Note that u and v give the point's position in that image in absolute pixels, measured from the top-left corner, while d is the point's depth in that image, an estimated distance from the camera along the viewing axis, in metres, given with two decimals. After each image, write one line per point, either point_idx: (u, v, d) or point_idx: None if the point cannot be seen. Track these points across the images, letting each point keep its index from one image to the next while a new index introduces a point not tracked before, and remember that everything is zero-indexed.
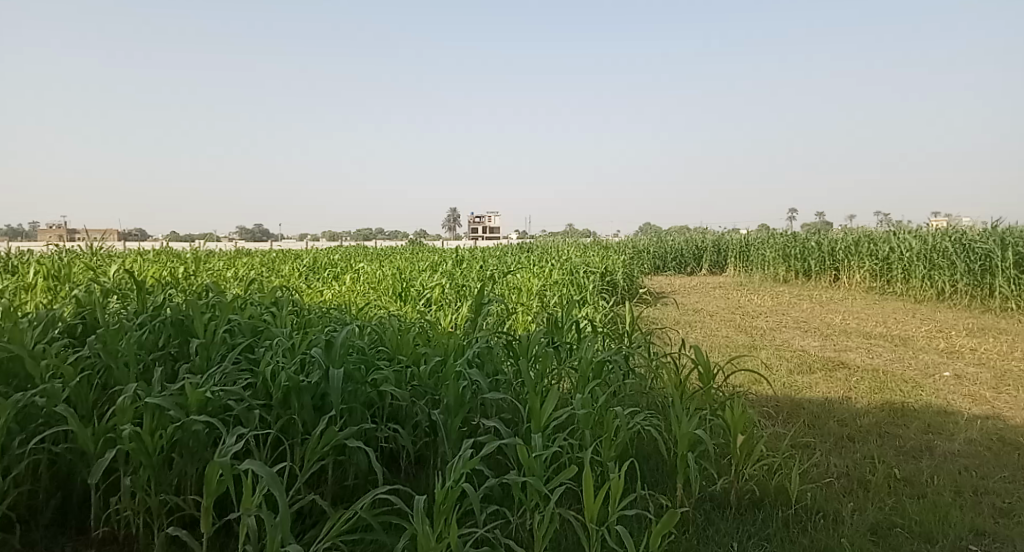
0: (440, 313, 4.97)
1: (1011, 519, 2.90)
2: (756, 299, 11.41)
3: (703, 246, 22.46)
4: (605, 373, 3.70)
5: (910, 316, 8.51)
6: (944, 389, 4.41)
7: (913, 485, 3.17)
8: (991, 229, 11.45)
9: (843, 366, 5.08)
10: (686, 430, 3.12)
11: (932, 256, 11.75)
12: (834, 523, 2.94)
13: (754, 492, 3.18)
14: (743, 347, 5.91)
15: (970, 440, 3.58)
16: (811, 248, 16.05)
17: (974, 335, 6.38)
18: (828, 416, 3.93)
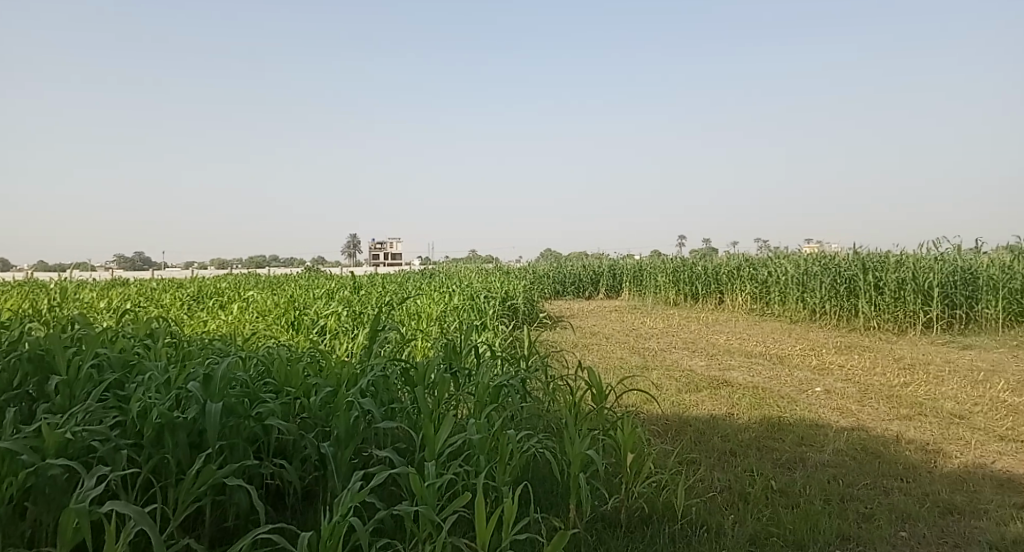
0: (335, 342, 4.83)
1: (872, 523, 3.14)
2: (650, 321, 11.83)
3: (600, 271, 23.12)
4: (503, 398, 3.71)
5: (785, 335, 9.15)
6: (815, 403, 4.73)
7: (788, 496, 3.38)
8: (851, 253, 12.58)
9: (726, 384, 5.34)
10: (578, 451, 3.22)
11: (804, 279, 12.66)
12: (717, 536, 3.11)
13: (644, 510, 3.30)
14: (636, 368, 6.10)
15: (838, 450, 3.83)
16: (699, 272, 16.88)
17: (842, 352, 6.90)
18: (712, 432, 4.11)
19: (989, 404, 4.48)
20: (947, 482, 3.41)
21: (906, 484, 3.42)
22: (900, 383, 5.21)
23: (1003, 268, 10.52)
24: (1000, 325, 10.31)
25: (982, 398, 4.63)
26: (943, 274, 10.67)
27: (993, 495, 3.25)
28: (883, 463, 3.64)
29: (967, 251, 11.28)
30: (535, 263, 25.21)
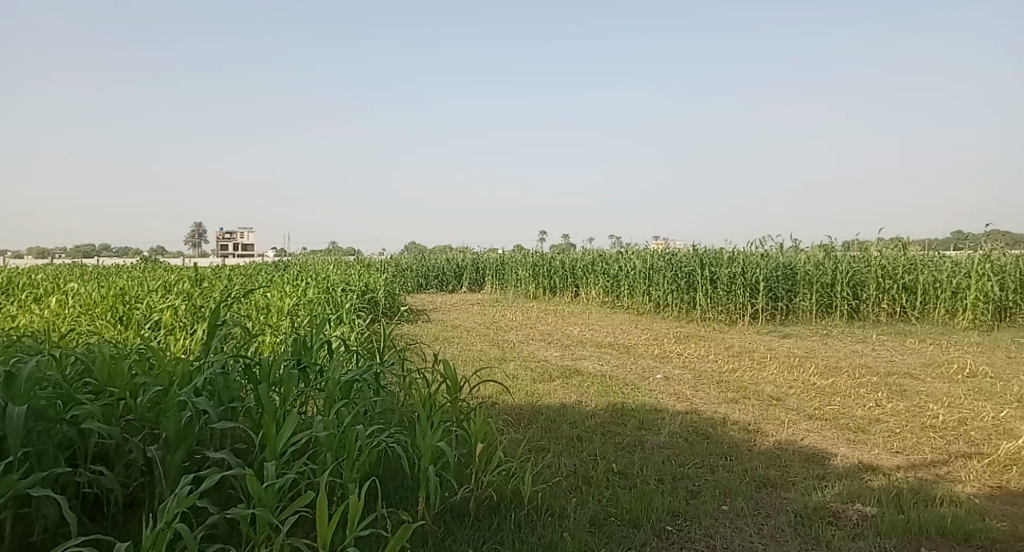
0: (170, 338, 4.50)
1: (698, 499, 3.41)
2: (509, 314, 12.09)
3: (463, 265, 23.22)
4: (355, 392, 3.60)
5: (632, 326, 9.70)
6: (656, 389, 5.06)
7: (627, 477, 3.59)
8: (692, 249, 13.51)
9: (577, 373, 5.59)
10: (429, 444, 3.21)
11: (650, 274, 13.49)
12: (560, 519, 3.25)
13: (492, 498, 3.38)
14: (491, 360, 6.22)
15: (673, 433, 4.12)
16: (556, 267, 17.42)
17: (681, 341, 7.45)
18: (561, 419, 4.28)
19: (801, 386, 5.01)
20: (763, 458, 3.76)
21: (730, 462, 3.73)
22: (728, 369, 5.71)
23: (815, 264, 11.78)
24: (812, 316, 11.54)
25: (796, 381, 5.17)
26: (768, 270, 11.76)
27: (800, 467, 3.62)
28: (711, 443, 3.97)
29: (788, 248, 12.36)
30: (398, 255, 24.78)
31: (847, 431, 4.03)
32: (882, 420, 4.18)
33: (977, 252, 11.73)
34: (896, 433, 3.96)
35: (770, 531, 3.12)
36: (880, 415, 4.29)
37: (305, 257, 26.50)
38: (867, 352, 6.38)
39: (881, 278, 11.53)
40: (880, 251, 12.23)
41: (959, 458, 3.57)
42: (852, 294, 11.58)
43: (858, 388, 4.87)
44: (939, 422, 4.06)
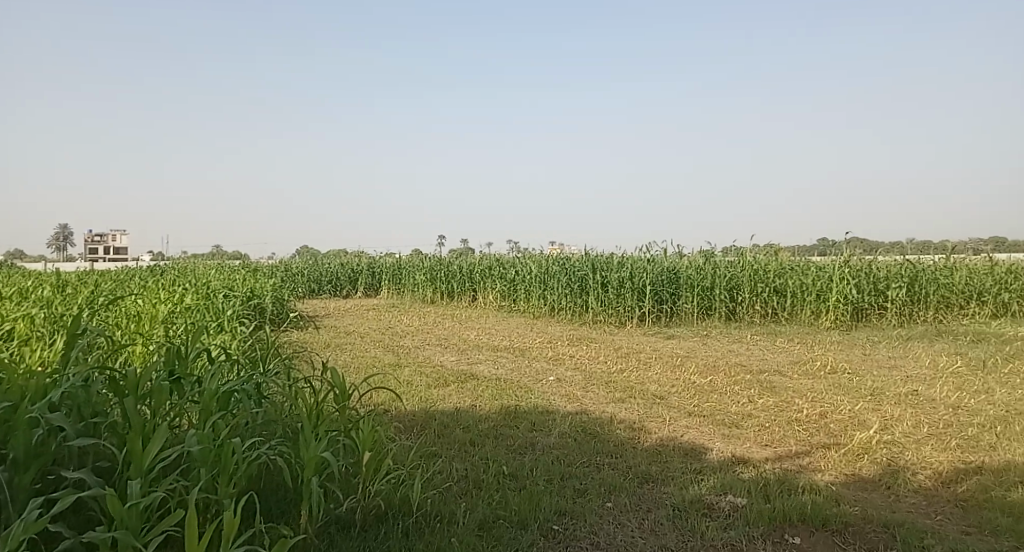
0: (24, 350, 4.13)
1: (585, 497, 3.50)
2: (405, 319, 11.94)
3: (358, 269, 22.52)
4: (234, 404, 3.44)
5: (526, 330, 9.83)
6: (548, 391, 5.17)
7: (517, 479, 3.64)
8: (585, 252, 13.82)
9: (472, 377, 5.62)
10: (312, 454, 3.11)
11: (545, 278, 13.71)
12: (449, 524, 3.24)
13: (380, 507, 3.32)
14: (384, 366, 6.13)
15: (563, 433, 4.21)
16: (453, 271, 17.32)
17: (574, 344, 7.65)
18: (454, 424, 4.28)
19: (683, 384, 5.26)
20: (646, 455, 3.90)
21: (615, 460, 3.85)
22: (617, 370, 5.92)
23: (697, 269, 12.40)
24: (694, 318, 12.12)
25: (678, 380, 5.42)
26: (654, 275, 12.25)
27: (679, 462, 3.80)
28: (598, 442, 4.09)
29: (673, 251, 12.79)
30: (288, 258, 23.72)
31: (723, 427, 4.27)
32: (753, 415, 4.46)
33: (838, 257, 12.65)
34: (766, 426, 4.23)
35: (650, 525, 3.25)
36: (752, 410, 4.57)
37: (189, 261, 24.86)
38: (742, 352, 6.80)
39: (755, 281, 12.22)
40: (755, 256, 12.96)
41: (819, 448, 3.86)
42: (729, 296, 12.24)
43: (733, 385, 5.18)
44: (802, 415, 4.38)
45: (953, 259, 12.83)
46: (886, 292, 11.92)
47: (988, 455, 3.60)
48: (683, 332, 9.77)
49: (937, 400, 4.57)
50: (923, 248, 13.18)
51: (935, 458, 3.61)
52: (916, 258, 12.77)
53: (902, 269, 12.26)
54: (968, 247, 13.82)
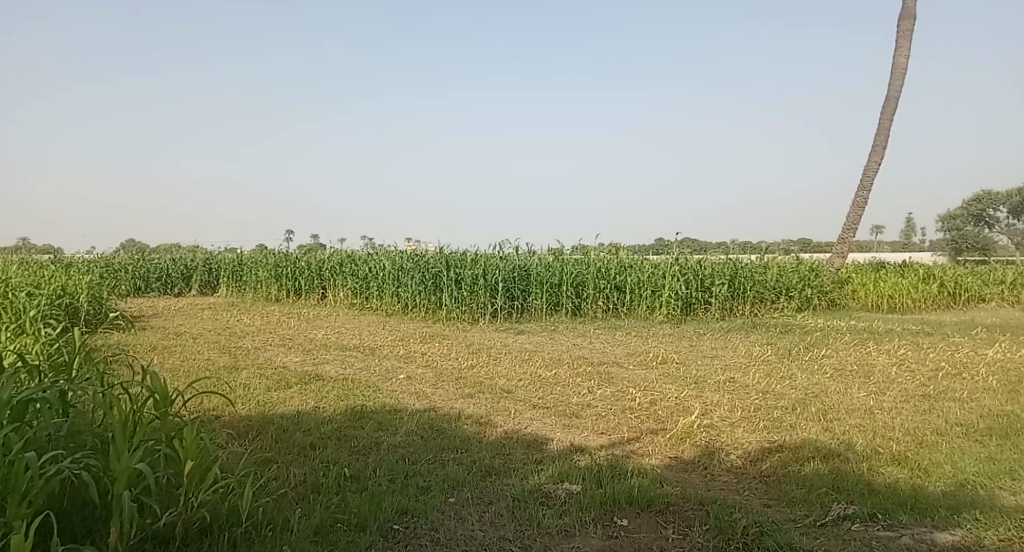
0: None
1: (428, 494, 3.49)
2: (246, 320, 11.21)
3: (192, 265, 20.16)
4: (31, 416, 3.07)
5: (377, 328, 9.63)
6: (397, 389, 5.13)
7: (358, 481, 3.57)
8: (438, 248, 13.72)
9: (317, 378, 5.45)
10: (125, 465, 2.84)
11: (399, 275, 13.43)
12: (281, 532, 3.10)
13: (204, 520, 3.09)
14: (220, 369, 5.77)
15: (409, 431, 4.19)
16: (301, 267, 16.40)
17: (425, 341, 7.63)
18: (294, 428, 4.14)
19: (530, 378, 5.42)
20: (490, 448, 3.97)
21: (459, 455, 3.88)
22: (467, 365, 5.99)
23: (546, 266, 12.75)
24: (543, 314, 12.47)
25: (525, 374, 5.58)
26: (505, 272, 12.45)
27: (522, 454, 3.90)
28: (445, 437, 4.11)
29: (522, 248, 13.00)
30: (112, 251, 21.31)
31: (564, 417, 4.44)
32: (592, 405, 4.68)
33: (671, 255, 13.54)
34: (604, 415, 4.45)
35: (490, 518, 3.30)
36: (592, 400, 4.80)
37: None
38: (586, 345, 7.13)
39: (599, 277, 12.76)
40: (598, 253, 13.52)
41: (650, 434, 4.12)
42: (576, 293, 12.70)
43: (576, 378, 5.41)
44: (636, 403, 4.66)
45: (768, 257, 14.14)
46: (712, 288, 12.95)
47: (789, 434, 4.02)
48: (530, 328, 10.00)
49: (750, 386, 5.05)
50: (746, 247, 14.43)
51: (746, 439, 3.97)
52: (737, 256, 13.92)
53: (725, 266, 13.34)
54: (781, 246, 15.37)
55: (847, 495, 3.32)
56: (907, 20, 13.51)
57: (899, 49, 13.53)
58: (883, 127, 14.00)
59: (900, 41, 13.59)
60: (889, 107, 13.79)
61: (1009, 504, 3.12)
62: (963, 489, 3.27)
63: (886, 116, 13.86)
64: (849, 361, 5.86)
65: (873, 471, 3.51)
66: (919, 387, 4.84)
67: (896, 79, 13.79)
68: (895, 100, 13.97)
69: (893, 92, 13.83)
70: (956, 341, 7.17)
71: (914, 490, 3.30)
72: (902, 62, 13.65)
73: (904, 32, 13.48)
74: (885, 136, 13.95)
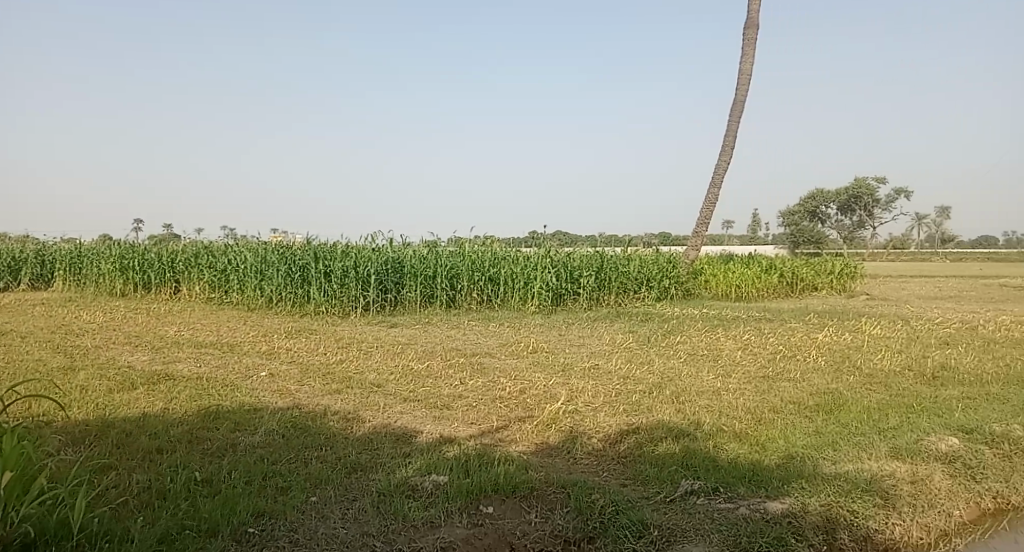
0: None
1: (288, 493, 3.36)
2: (84, 318, 10.21)
3: (19, 257, 17.98)
4: None
5: (236, 323, 9.13)
6: (258, 387, 4.92)
7: (211, 485, 3.38)
8: (305, 241, 13.18)
9: (168, 378, 5.11)
10: None
11: (261, 268, 12.77)
12: (120, 543, 2.85)
13: (29, 535, 2.70)
14: (51, 372, 5.25)
15: (269, 430, 4.03)
16: (149, 259, 15.09)
17: (290, 336, 7.37)
18: (140, 432, 3.86)
19: (399, 371, 5.39)
20: (356, 444, 3.89)
21: (323, 453, 3.78)
22: (335, 360, 5.85)
23: (419, 258, 12.64)
24: (415, 307, 12.37)
25: (395, 367, 5.54)
26: (376, 265, 12.19)
27: (389, 448, 3.85)
28: (307, 435, 3.99)
29: (392, 241, 12.76)
30: None
31: (434, 410, 4.44)
32: (462, 396, 4.71)
33: (540, 248, 13.87)
34: (474, 406, 4.50)
35: (353, 514, 3.21)
36: (461, 391, 4.84)
37: None
38: (459, 337, 7.17)
39: (471, 270, 12.83)
40: (469, 245, 13.57)
41: (517, 422, 4.21)
42: (449, 285, 12.70)
43: (446, 369, 5.43)
44: (504, 393, 4.74)
45: (631, 250, 14.76)
46: (580, 280, 13.43)
47: (646, 416, 4.24)
48: (401, 320, 9.89)
49: (613, 372, 5.28)
50: (612, 241, 15.03)
51: (607, 423, 4.14)
52: (602, 249, 14.39)
53: (592, 259, 13.82)
54: (642, 240, 16.14)
55: (696, 471, 3.54)
56: (751, 29, 14.54)
57: (744, 56, 14.55)
58: (731, 128, 15.03)
59: (745, 48, 14.60)
60: (736, 110, 14.83)
61: (830, 471, 3.47)
62: (794, 460, 3.59)
63: (734, 118, 14.89)
64: (701, 346, 6.29)
65: (718, 447, 3.78)
66: (761, 369, 5.27)
67: (743, 84, 14.83)
68: (742, 104, 15.04)
69: (739, 96, 14.88)
70: (792, 326, 7.91)
71: (752, 463, 3.58)
72: (747, 68, 14.71)
73: (749, 40, 14.51)
74: (734, 137, 14.98)
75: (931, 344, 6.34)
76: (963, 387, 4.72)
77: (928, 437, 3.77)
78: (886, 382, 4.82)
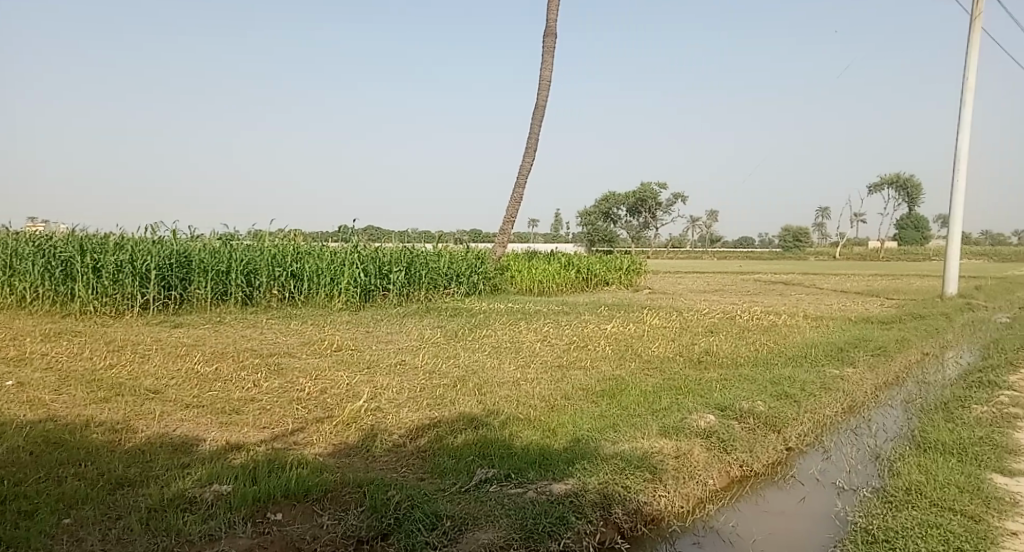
0: None
1: (33, 518, 2.92)
2: None
3: None
4: None
5: None
6: (2, 400, 4.29)
7: None
8: (70, 230, 11.65)
9: None
10: None
11: (9, 262, 11.07)
12: None
13: None
14: None
15: (13, 449, 3.52)
16: None
17: (48, 341, 6.51)
18: None
19: (183, 375, 5.00)
20: (125, 457, 3.54)
21: (82, 469, 3.38)
22: (105, 366, 5.28)
23: (210, 252, 11.75)
24: (206, 305, 11.51)
25: (178, 371, 5.12)
26: (158, 259, 11.13)
27: (165, 459, 3.55)
28: (63, 450, 3.55)
29: (179, 234, 11.72)
30: None
31: (222, 415, 4.17)
32: (254, 399, 4.48)
33: (348, 243, 13.65)
34: (266, 409, 4.30)
35: (116, 534, 2.85)
36: (255, 394, 4.59)
37: None
38: (255, 336, 6.81)
39: (272, 265, 12.25)
40: (270, 239, 12.91)
41: (312, 423, 4.08)
42: (246, 281, 12.01)
43: (240, 371, 5.12)
44: (303, 393, 4.58)
45: (440, 246, 15.14)
46: (389, 275, 13.42)
47: (447, 409, 4.31)
48: (185, 320, 9.15)
49: (417, 367, 5.33)
50: (421, 238, 15.26)
51: (408, 418, 4.15)
52: (412, 245, 14.52)
53: (401, 254, 13.88)
54: (453, 237, 16.49)
55: (490, 460, 3.65)
56: (550, 38, 15.33)
57: (544, 63, 15.32)
58: (534, 131, 15.75)
59: (545, 56, 15.35)
60: (538, 114, 15.60)
61: (609, 451, 3.75)
62: (579, 443, 3.84)
63: (537, 122, 15.64)
64: (503, 339, 6.55)
65: (512, 435, 3.94)
66: (556, 359, 5.62)
67: (544, 89, 15.61)
68: (543, 108, 15.81)
69: (541, 100, 15.65)
70: (587, 318, 8.52)
71: (542, 449, 3.77)
72: (548, 75, 15.51)
73: (548, 49, 15.31)
74: (537, 140, 15.72)
75: (699, 332, 7.18)
76: (722, 369, 5.38)
77: (691, 415, 4.23)
78: (662, 367, 5.34)
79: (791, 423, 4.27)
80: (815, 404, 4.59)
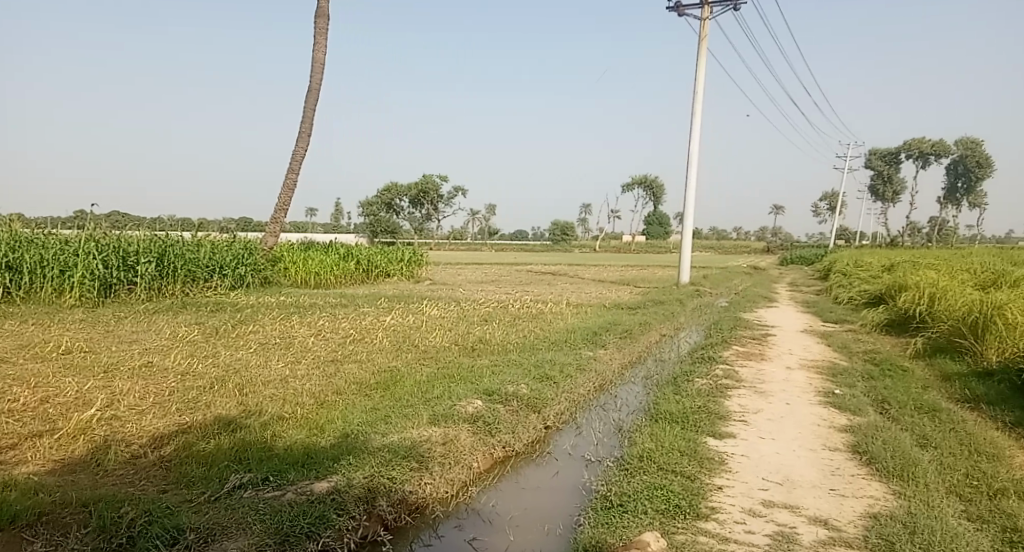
0: None
1: None
2: None
3: None
4: None
5: None
6: None
7: None
8: None
9: None
10: None
11: None
12: None
13: None
14: None
15: None
16: None
17: None
18: None
19: None
20: None
21: None
22: None
23: None
24: None
25: None
26: None
27: None
28: None
29: None
30: None
31: None
32: None
33: (83, 231, 12.04)
34: None
35: None
36: None
37: None
38: None
39: None
40: None
41: (29, 439, 3.55)
42: None
43: None
44: (17, 406, 3.96)
45: (200, 235, 14.10)
46: (137, 267, 12.04)
47: (201, 414, 4.01)
48: None
49: (168, 369, 4.89)
50: (177, 225, 14.02)
51: (153, 426, 3.79)
52: (166, 234, 13.32)
53: (151, 243, 12.60)
54: (215, 225, 15.42)
55: (246, 464, 3.43)
56: (321, 19, 14.81)
57: (317, 44, 14.78)
58: (308, 115, 15.13)
59: (317, 37, 14.80)
60: (311, 98, 15.03)
61: (376, 444, 3.74)
62: (346, 438, 3.78)
63: (309, 106, 15.05)
64: (272, 335, 6.25)
65: (274, 436, 3.76)
66: (329, 354, 5.49)
67: (318, 73, 15.06)
68: (316, 92, 15.24)
69: (314, 83, 15.08)
70: (363, 310, 8.42)
71: (306, 448, 3.65)
72: (321, 58, 14.99)
73: (321, 30, 14.81)
74: (311, 125, 15.12)
75: (474, 321, 7.47)
76: (492, 356, 5.66)
77: (460, 402, 4.37)
78: (435, 358, 5.47)
79: (550, 405, 4.61)
80: (572, 385, 5.01)
